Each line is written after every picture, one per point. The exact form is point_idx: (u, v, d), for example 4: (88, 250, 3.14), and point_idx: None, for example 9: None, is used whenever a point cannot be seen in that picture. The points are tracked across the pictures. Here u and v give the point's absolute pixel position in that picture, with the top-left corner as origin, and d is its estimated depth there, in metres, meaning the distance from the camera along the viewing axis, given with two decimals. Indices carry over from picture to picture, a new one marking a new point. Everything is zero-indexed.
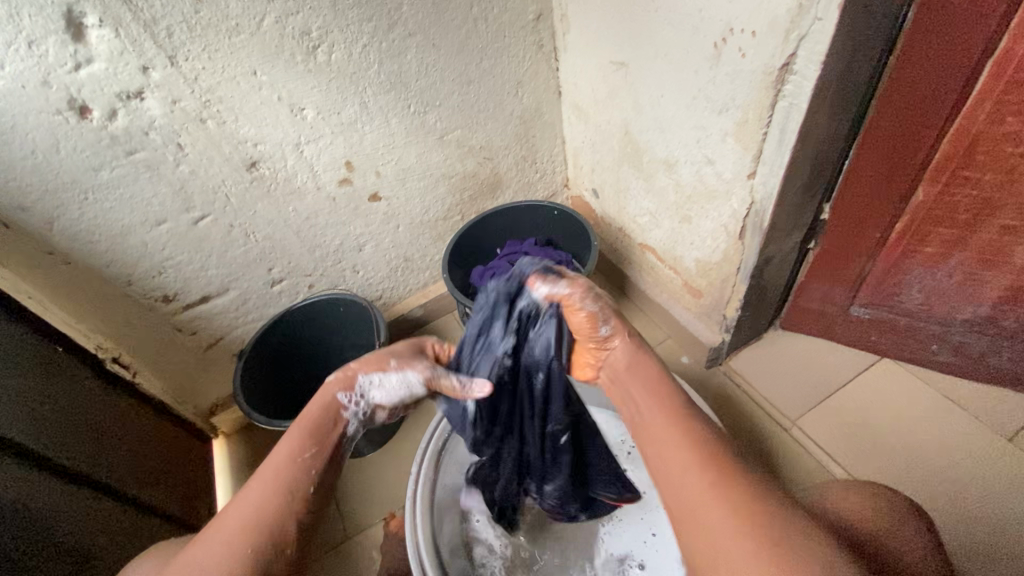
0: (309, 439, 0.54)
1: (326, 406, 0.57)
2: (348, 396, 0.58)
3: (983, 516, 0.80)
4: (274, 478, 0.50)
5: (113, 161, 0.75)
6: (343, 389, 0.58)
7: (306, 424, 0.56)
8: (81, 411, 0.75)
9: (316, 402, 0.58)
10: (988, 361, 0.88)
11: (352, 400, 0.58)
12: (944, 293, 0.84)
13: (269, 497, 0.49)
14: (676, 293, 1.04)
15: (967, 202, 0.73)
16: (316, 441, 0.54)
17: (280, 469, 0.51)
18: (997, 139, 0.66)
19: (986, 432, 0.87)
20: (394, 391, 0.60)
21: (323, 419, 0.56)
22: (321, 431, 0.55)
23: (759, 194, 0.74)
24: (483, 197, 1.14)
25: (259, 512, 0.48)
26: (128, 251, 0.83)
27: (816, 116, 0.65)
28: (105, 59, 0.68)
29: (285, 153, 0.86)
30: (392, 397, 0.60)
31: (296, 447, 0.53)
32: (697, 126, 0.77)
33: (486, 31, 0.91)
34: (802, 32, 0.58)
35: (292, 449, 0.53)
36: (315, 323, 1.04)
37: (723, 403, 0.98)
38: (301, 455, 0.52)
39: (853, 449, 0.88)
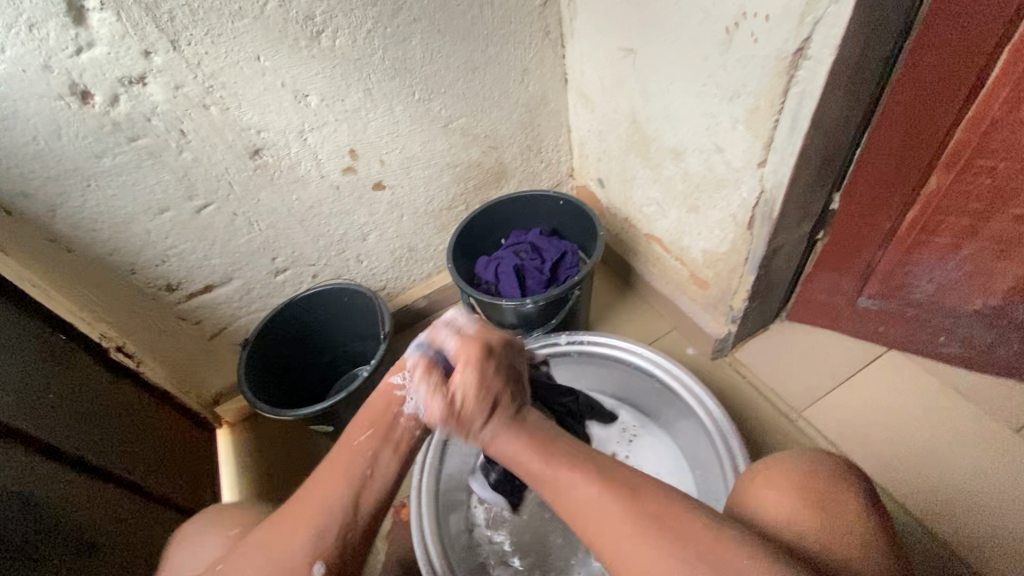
0: (369, 424, 0.53)
1: (383, 391, 0.56)
2: (402, 373, 0.55)
3: (989, 507, 0.80)
4: (336, 469, 0.49)
5: (115, 148, 0.74)
6: (397, 367, 0.56)
7: (366, 411, 0.54)
8: (86, 401, 0.75)
9: (377, 391, 0.57)
10: (996, 353, 0.87)
11: (405, 375, 0.55)
12: (954, 284, 0.83)
13: (331, 485, 0.48)
14: (682, 283, 1.03)
15: (981, 192, 0.72)
16: (375, 424, 0.52)
17: (343, 457, 0.50)
18: (1013, 127, 0.65)
19: (993, 423, 0.87)
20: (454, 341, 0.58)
21: (381, 404, 0.54)
22: (379, 414, 0.53)
23: (769, 183, 0.73)
24: (488, 187, 1.13)
25: (325, 505, 0.47)
26: (131, 239, 0.83)
27: (829, 103, 0.64)
28: (107, 43, 0.67)
29: (288, 141, 0.85)
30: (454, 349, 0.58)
31: (356, 431, 0.52)
32: (706, 113, 0.76)
33: (493, 16, 0.90)
34: (818, 15, 0.57)
35: (355, 434, 0.52)
36: (319, 312, 1.03)
37: (729, 394, 0.98)
38: (361, 438, 0.51)
39: (860, 441, 0.88)
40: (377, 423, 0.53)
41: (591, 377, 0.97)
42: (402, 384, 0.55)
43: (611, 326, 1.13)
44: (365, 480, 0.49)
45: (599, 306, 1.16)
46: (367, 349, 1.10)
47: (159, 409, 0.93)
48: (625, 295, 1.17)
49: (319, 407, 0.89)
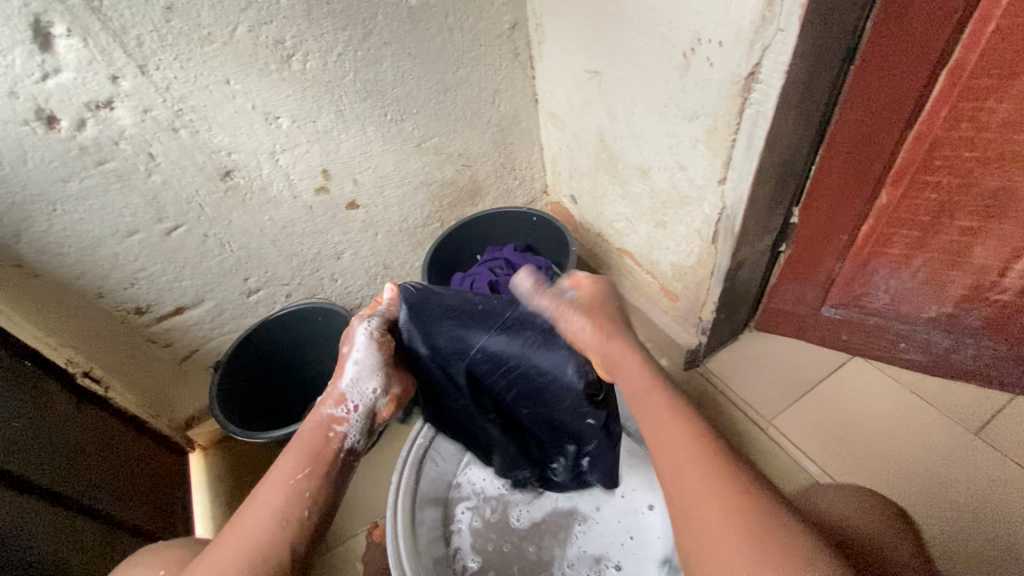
0: (305, 462, 0.55)
1: (315, 425, 0.59)
2: (341, 406, 0.60)
3: (952, 507, 0.82)
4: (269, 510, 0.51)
5: (82, 172, 0.74)
6: (332, 400, 0.61)
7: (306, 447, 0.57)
8: (52, 428, 0.73)
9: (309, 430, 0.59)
10: (953, 357, 0.91)
11: (345, 407, 0.60)
12: (909, 292, 0.87)
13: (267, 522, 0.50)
14: (653, 296, 1.06)
15: (928, 205, 0.75)
16: (312, 463, 0.55)
17: (278, 497, 0.52)
18: (954, 143, 0.69)
19: (953, 425, 0.90)
20: (365, 363, 0.62)
21: (319, 437, 0.58)
22: (316, 452, 0.57)
23: (729, 199, 0.76)
24: (462, 204, 1.14)
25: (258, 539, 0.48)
26: (99, 263, 0.82)
27: (782, 123, 0.67)
28: (74, 68, 0.67)
29: (260, 162, 0.86)
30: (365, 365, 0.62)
31: (291, 469, 0.54)
32: (669, 133, 0.79)
33: (462, 40, 0.92)
34: (766, 41, 0.60)
35: (288, 473, 0.53)
36: (295, 331, 1.03)
37: (702, 404, 1.00)
38: (298, 477, 0.54)
39: (827, 447, 0.90)
40: (314, 460, 0.56)
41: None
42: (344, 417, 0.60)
43: None
44: (304, 518, 0.51)
45: None
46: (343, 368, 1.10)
47: (135, 436, 0.92)
48: None
49: (295, 428, 0.88)
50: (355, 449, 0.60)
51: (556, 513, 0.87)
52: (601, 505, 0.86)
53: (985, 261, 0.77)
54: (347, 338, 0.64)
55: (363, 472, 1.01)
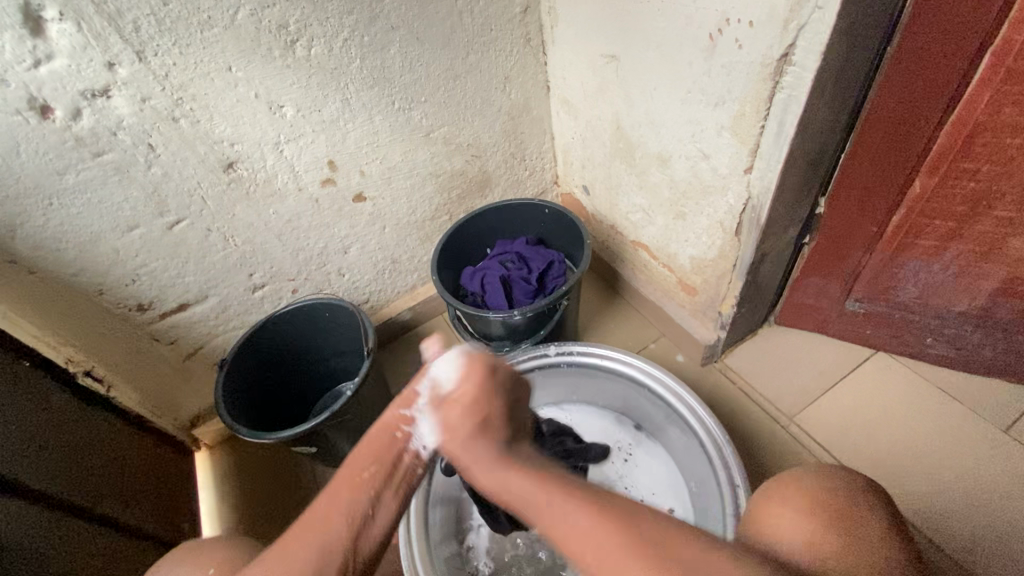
0: (371, 463, 0.46)
1: (384, 425, 0.48)
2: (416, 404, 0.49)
3: (983, 508, 0.80)
4: (328, 515, 0.42)
5: (79, 164, 0.70)
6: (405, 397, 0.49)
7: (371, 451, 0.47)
8: (51, 431, 0.71)
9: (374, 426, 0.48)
10: (982, 352, 0.88)
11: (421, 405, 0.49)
12: (939, 286, 0.83)
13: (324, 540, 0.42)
14: (670, 290, 1.02)
15: (964, 194, 0.72)
16: (379, 461, 0.46)
17: (341, 497, 0.43)
18: (996, 129, 0.65)
19: (983, 422, 0.87)
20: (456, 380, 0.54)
21: (384, 437, 0.48)
22: (384, 452, 0.46)
23: (756, 189, 0.73)
24: (472, 196, 1.11)
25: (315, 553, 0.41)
26: (99, 259, 0.79)
27: (815, 108, 0.63)
28: (68, 55, 0.63)
29: (264, 153, 0.82)
30: None
31: (356, 468, 0.45)
32: (691, 120, 0.75)
33: (473, 24, 0.88)
34: (801, 21, 0.56)
35: (352, 473, 0.45)
36: (302, 328, 1.00)
37: (721, 401, 0.97)
38: (363, 477, 0.45)
39: (851, 445, 0.88)
40: (381, 460, 0.46)
41: (590, 390, 0.96)
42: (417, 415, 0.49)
43: (600, 335, 1.11)
44: (368, 519, 0.43)
45: (587, 315, 1.15)
46: (351, 366, 1.07)
47: (139, 436, 0.90)
48: (612, 303, 1.16)
49: (303, 428, 0.86)
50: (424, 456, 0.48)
51: None
52: None
53: (1021, 254, 0.74)
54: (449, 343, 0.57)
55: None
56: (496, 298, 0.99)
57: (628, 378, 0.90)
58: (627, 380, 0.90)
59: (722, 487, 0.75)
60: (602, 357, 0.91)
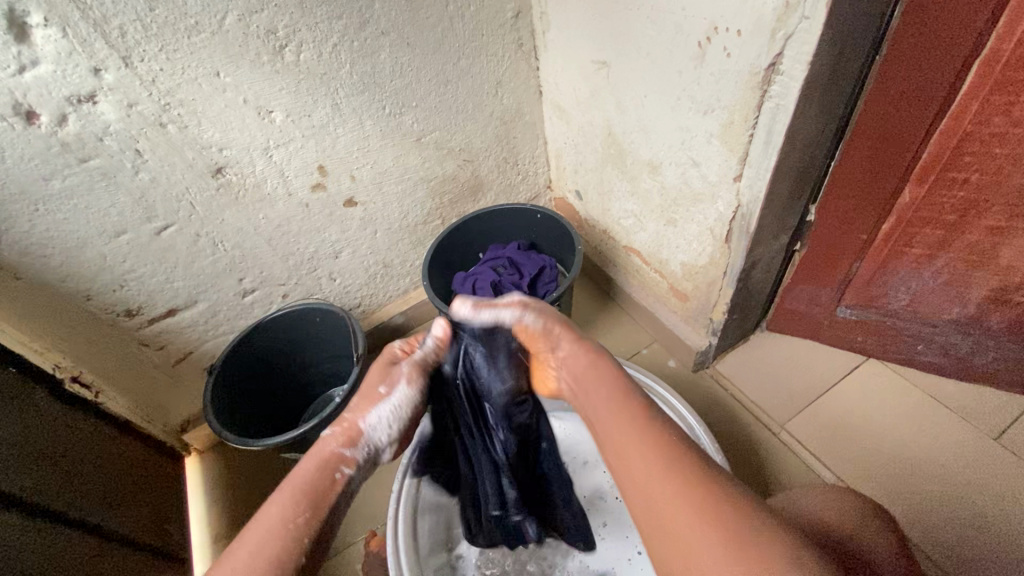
0: (306, 505, 0.50)
1: (324, 462, 0.53)
2: (354, 445, 0.56)
3: (974, 516, 0.79)
4: (262, 557, 0.45)
5: (65, 170, 0.70)
6: (343, 437, 0.56)
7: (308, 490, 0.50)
8: (38, 438, 0.70)
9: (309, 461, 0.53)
10: (973, 360, 0.88)
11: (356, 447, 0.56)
12: (930, 293, 0.83)
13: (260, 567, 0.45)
14: (661, 296, 1.02)
15: (954, 203, 0.71)
16: (313, 505, 0.50)
17: (273, 544, 0.46)
18: (985, 139, 0.65)
19: (974, 430, 0.87)
20: (399, 412, 0.60)
21: (325, 478, 0.52)
22: (319, 491, 0.51)
23: (745, 197, 0.73)
24: (464, 201, 1.11)
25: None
26: (85, 264, 0.78)
27: (803, 118, 0.63)
28: (53, 60, 0.63)
29: (253, 158, 0.82)
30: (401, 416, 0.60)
31: (291, 510, 0.49)
32: (681, 127, 0.75)
33: (464, 29, 0.88)
34: (789, 30, 0.56)
35: (287, 515, 0.48)
36: (292, 333, 1.00)
37: (713, 407, 0.96)
38: (298, 521, 0.48)
39: (843, 453, 0.87)
40: (317, 504, 0.50)
41: None
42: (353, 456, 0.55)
43: (592, 340, 1.11)
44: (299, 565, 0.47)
45: (579, 320, 1.15)
46: (342, 371, 1.06)
47: (127, 442, 0.89)
48: (605, 308, 1.16)
49: (292, 435, 0.86)
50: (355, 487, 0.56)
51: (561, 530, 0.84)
52: (608, 521, 0.83)
53: (1010, 263, 0.74)
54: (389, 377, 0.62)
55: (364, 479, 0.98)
56: None
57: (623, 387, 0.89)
58: None
59: None
60: None
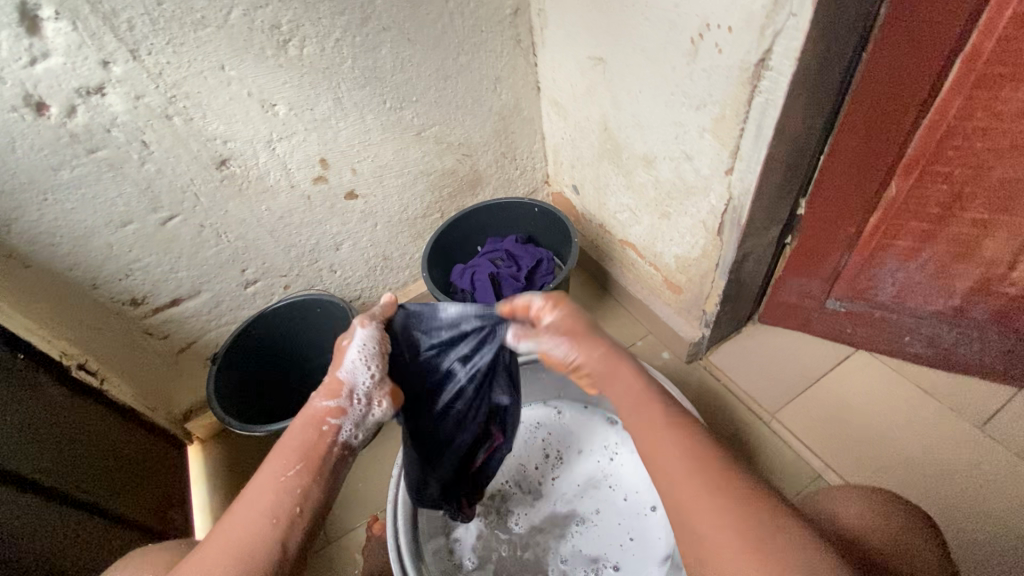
0: (298, 459, 0.53)
1: (310, 419, 0.56)
2: (335, 398, 0.56)
3: (957, 502, 0.82)
4: (260, 512, 0.49)
5: (73, 160, 0.72)
6: (324, 393, 0.56)
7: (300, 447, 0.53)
8: (45, 422, 0.72)
9: (297, 423, 0.56)
10: (958, 351, 0.90)
11: (339, 399, 0.56)
12: (915, 285, 0.86)
13: (258, 522, 0.48)
14: (656, 288, 1.04)
15: (938, 196, 0.74)
16: (304, 459, 0.53)
17: (267, 497, 0.49)
18: (968, 134, 0.67)
19: (958, 420, 0.89)
20: (366, 356, 0.59)
21: (312, 434, 0.55)
22: (309, 449, 0.54)
23: (736, 190, 0.75)
24: (462, 195, 1.13)
25: (252, 534, 0.47)
26: (92, 253, 0.80)
27: (792, 113, 0.65)
28: (63, 53, 0.65)
29: (256, 151, 0.84)
30: (374, 362, 0.59)
31: (281, 466, 0.52)
32: (675, 122, 0.77)
33: (463, 25, 0.90)
34: (778, 27, 0.58)
35: (278, 471, 0.51)
36: (294, 324, 1.02)
37: (705, 397, 0.99)
38: (288, 475, 0.51)
39: (831, 442, 0.90)
40: (307, 457, 0.53)
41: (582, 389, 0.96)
42: (337, 409, 0.56)
43: None
44: (296, 514, 0.49)
45: None
46: None
47: (132, 429, 0.91)
48: (601, 301, 1.18)
49: (293, 421, 0.88)
50: (350, 443, 0.57)
51: (554, 517, 0.86)
52: (601, 508, 0.86)
53: (993, 255, 0.76)
54: (348, 332, 0.60)
55: (364, 467, 1.00)
56: (485, 295, 1.01)
57: None
58: None
59: None
60: None
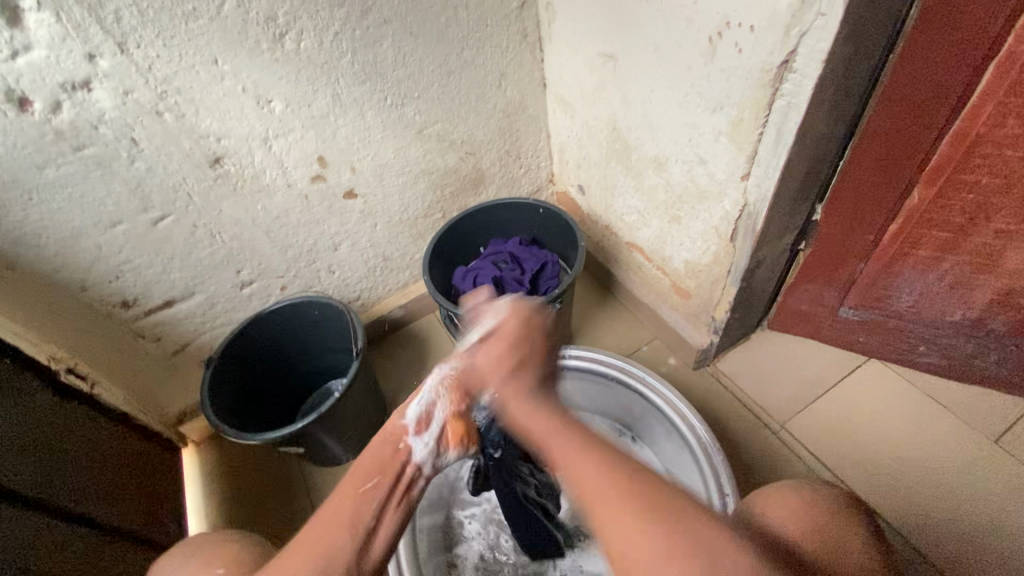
0: (374, 472, 0.48)
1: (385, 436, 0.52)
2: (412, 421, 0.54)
3: (971, 517, 0.80)
4: (340, 527, 0.43)
5: (59, 158, 0.68)
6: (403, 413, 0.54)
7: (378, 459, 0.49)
8: (35, 431, 0.69)
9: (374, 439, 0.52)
10: (974, 362, 0.88)
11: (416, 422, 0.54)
12: (934, 295, 0.83)
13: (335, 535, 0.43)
14: (663, 293, 1.02)
15: (963, 205, 0.71)
16: (380, 472, 0.48)
17: (344, 507, 0.44)
18: (998, 141, 0.63)
19: (974, 433, 0.87)
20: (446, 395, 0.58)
21: (386, 449, 0.50)
22: (385, 463, 0.49)
23: (752, 196, 0.72)
24: (465, 194, 1.09)
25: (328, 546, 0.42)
26: (80, 255, 0.77)
27: (814, 117, 0.62)
28: (46, 46, 0.61)
29: (252, 149, 0.80)
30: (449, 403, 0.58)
31: (359, 477, 0.47)
32: (689, 124, 0.74)
33: (467, 19, 0.86)
34: (804, 27, 0.54)
35: (355, 482, 0.46)
36: (291, 327, 0.99)
37: (712, 405, 0.96)
38: (366, 486, 0.46)
39: (842, 454, 0.87)
40: (386, 471, 0.48)
41: (588, 395, 0.94)
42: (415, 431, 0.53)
43: (592, 336, 1.11)
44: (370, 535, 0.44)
45: (579, 316, 1.14)
46: (341, 364, 1.06)
47: (125, 434, 0.89)
48: (606, 304, 1.15)
49: (289, 430, 0.85)
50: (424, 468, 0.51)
51: None
52: None
53: (1016, 267, 0.74)
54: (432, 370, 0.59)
55: None
56: None
57: (622, 384, 0.89)
58: (622, 386, 0.89)
59: (712, 495, 0.74)
60: (600, 361, 0.90)
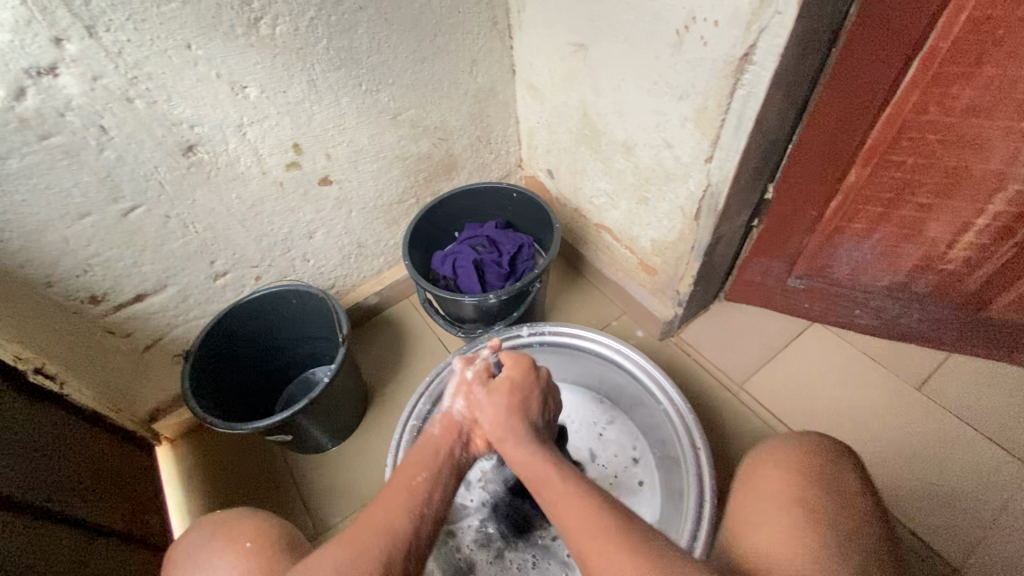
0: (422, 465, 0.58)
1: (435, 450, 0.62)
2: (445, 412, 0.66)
3: (900, 454, 0.92)
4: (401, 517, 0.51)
5: (23, 148, 0.65)
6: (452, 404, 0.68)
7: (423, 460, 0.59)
8: (8, 430, 0.67)
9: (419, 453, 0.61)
10: (900, 321, 1.00)
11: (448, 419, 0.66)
12: (867, 262, 0.94)
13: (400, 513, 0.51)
14: (630, 270, 1.08)
15: (891, 182, 0.80)
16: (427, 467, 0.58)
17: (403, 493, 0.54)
18: (920, 127, 0.72)
19: (901, 383, 0.99)
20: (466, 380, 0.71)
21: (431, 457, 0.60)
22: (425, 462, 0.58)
23: (714, 177, 0.79)
24: (438, 179, 1.11)
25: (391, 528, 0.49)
26: (46, 249, 0.73)
27: (770, 105, 0.69)
28: (9, 29, 0.58)
29: (226, 136, 0.79)
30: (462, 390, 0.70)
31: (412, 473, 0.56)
32: (656, 111, 0.79)
33: (441, 6, 0.87)
34: (763, 23, 0.61)
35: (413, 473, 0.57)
36: (268, 316, 0.98)
37: (679, 372, 1.05)
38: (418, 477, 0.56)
39: (795, 409, 0.98)
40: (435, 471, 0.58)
41: (568, 368, 1.00)
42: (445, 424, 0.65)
43: (564, 314, 1.16)
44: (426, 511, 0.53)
45: (552, 295, 1.20)
46: (321, 353, 1.07)
47: (96, 432, 0.86)
48: (576, 283, 1.21)
49: (278, 418, 0.85)
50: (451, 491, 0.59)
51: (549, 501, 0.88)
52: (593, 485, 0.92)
53: (935, 236, 0.85)
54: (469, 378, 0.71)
55: (352, 449, 1.04)
56: (467, 283, 1.01)
57: (601, 356, 0.95)
58: (601, 359, 0.95)
59: (685, 450, 0.81)
60: (580, 335, 0.95)
